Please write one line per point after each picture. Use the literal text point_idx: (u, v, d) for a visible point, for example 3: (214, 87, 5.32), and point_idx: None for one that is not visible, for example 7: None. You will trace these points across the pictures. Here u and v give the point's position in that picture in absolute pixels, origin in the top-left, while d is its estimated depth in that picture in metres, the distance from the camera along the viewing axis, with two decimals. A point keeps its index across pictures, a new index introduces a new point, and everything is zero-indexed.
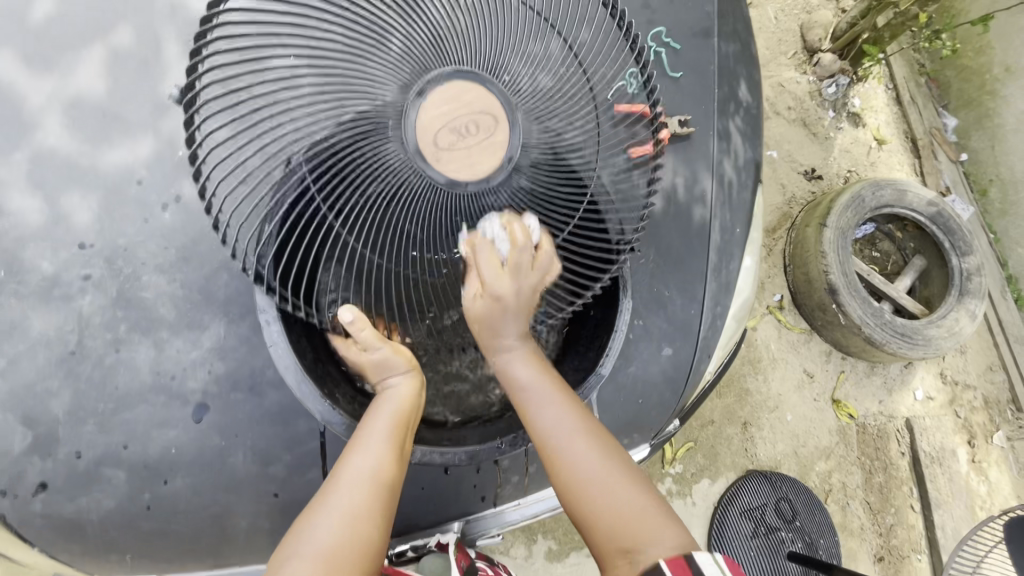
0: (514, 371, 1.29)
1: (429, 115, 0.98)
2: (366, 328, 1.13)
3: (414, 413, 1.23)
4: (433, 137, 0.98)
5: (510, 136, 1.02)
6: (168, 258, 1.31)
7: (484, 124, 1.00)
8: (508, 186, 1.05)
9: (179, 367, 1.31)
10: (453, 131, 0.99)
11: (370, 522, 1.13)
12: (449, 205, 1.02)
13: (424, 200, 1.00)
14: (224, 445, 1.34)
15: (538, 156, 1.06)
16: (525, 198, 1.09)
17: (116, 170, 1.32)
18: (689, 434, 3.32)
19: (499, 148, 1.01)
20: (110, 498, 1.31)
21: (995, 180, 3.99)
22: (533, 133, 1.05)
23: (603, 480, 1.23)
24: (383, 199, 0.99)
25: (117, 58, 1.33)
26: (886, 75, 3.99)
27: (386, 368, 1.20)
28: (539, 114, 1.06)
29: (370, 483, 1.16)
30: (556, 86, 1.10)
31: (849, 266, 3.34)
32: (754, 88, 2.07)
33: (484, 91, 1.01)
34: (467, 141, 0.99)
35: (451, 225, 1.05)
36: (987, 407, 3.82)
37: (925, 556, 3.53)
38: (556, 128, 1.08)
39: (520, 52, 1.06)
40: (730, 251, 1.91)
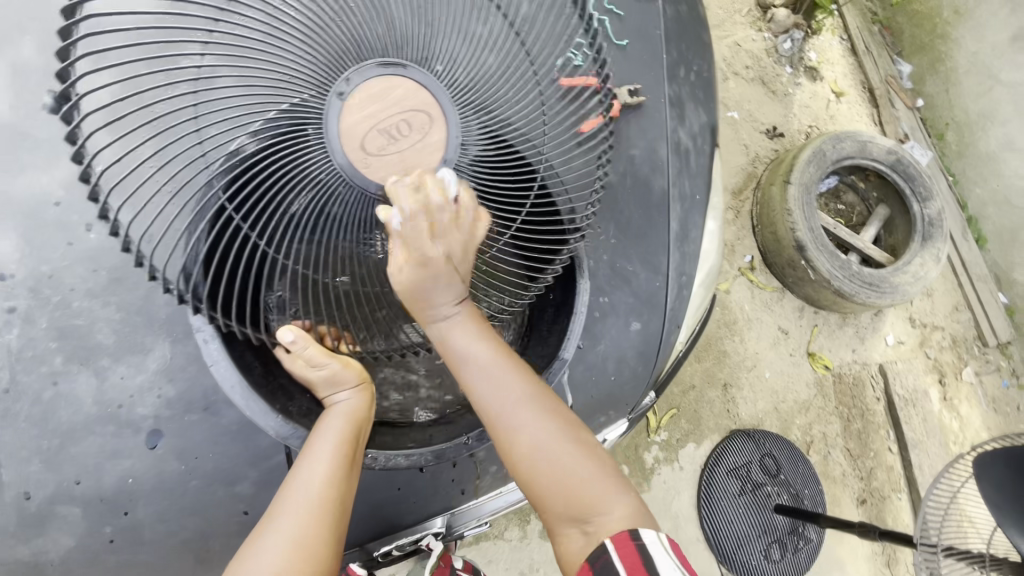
0: (452, 342, 1.17)
1: (352, 115, 0.92)
2: (311, 345, 1.09)
3: (364, 426, 1.21)
4: (361, 140, 0.92)
5: (448, 131, 0.98)
6: (98, 282, 1.24)
7: (418, 124, 0.96)
8: (445, 188, 0.99)
9: (125, 395, 1.26)
10: (381, 133, 0.94)
11: (322, 540, 1.14)
12: (382, 213, 0.96)
13: (357, 212, 0.95)
14: (184, 468, 1.29)
15: (475, 152, 1.01)
16: (464, 199, 1.02)
17: (30, 193, 1.23)
18: (672, 401, 3.36)
19: (435, 150, 0.98)
20: (69, 536, 1.26)
21: (951, 122, 4.04)
22: (469, 127, 1.00)
23: (551, 451, 1.22)
24: (308, 211, 0.93)
25: (13, 70, 1.22)
26: (840, 27, 3.99)
27: (331, 384, 1.17)
28: (474, 106, 1.01)
29: (316, 501, 1.14)
30: (493, 70, 1.03)
31: (815, 221, 3.37)
32: (704, 50, 2.03)
33: (418, 89, 0.96)
34: (399, 144, 0.95)
35: (386, 234, 0.99)
36: (955, 345, 3.94)
37: (904, 494, 3.67)
38: (496, 119, 1.03)
39: (451, 36, 0.99)
40: (692, 220, 1.89)
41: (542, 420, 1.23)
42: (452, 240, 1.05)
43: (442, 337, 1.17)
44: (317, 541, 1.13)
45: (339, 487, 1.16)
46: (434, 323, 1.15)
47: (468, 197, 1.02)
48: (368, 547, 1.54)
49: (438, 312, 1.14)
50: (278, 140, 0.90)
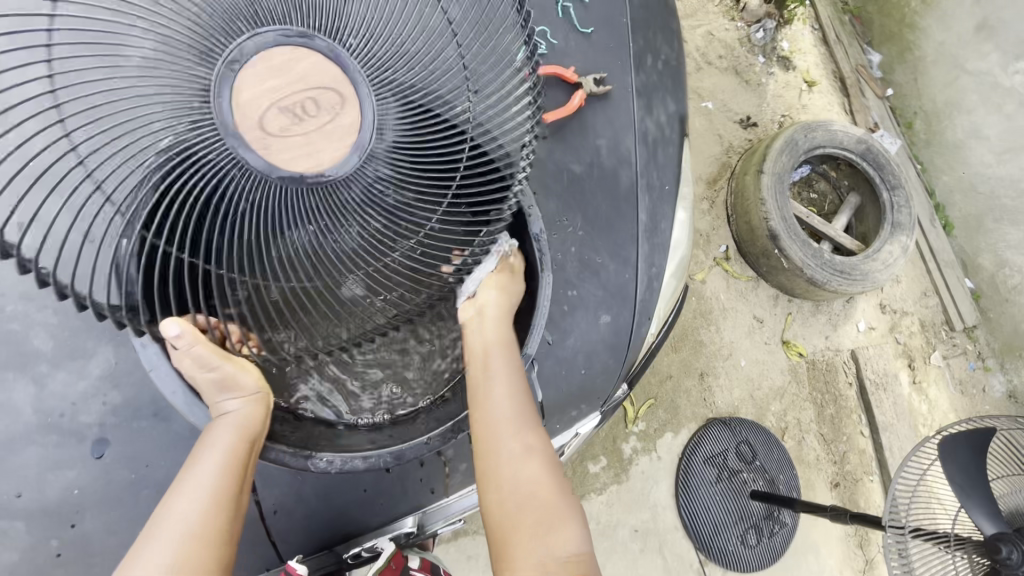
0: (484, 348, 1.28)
1: (249, 93, 0.88)
2: (200, 342, 1.03)
3: (256, 437, 1.16)
4: (259, 117, 0.87)
5: (362, 113, 0.92)
6: (33, 284, 1.20)
7: (327, 103, 0.91)
8: (356, 173, 0.92)
9: (68, 403, 1.20)
10: (282, 110, 0.89)
11: (209, 562, 1.09)
12: (290, 206, 0.89)
13: (257, 205, 0.88)
14: (134, 476, 1.23)
15: (394, 135, 0.94)
16: (383, 190, 0.95)
17: None
18: (649, 391, 3.38)
19: (349, 132, 0.91)
20: (11, 551, 1.19)
21: (919, 112, 4.08)
22: (387, 106, 0.94)
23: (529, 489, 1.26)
24: (211, 213, 0.88)
25: None
26: (812, 16, 4.01)
27: (221, 389, 1.12)
28: (396, 85, 0.95)
29: (198, 519, 1.10)
30: (414, 44, 0.97)
31: (787, 211, 3.40)
32: (673, 37, 2.00)
33: (328, 65, 0.91)
34: (304, 125, 0.90)
35: (301, 226, 0.91)
36: (923, 330, 4.02)
37: (876, 476, 3.74)
38: (423, 97, 0.97)
39: (369, 13, 0.94)
40: (661, 210, 1.87)
41: (526, 465, 1.28)
42: (375, 234, 0.97)
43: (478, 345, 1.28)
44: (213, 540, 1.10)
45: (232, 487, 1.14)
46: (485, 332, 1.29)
47: (386, 185, 0.95)
48: (335, 549, 1.50)
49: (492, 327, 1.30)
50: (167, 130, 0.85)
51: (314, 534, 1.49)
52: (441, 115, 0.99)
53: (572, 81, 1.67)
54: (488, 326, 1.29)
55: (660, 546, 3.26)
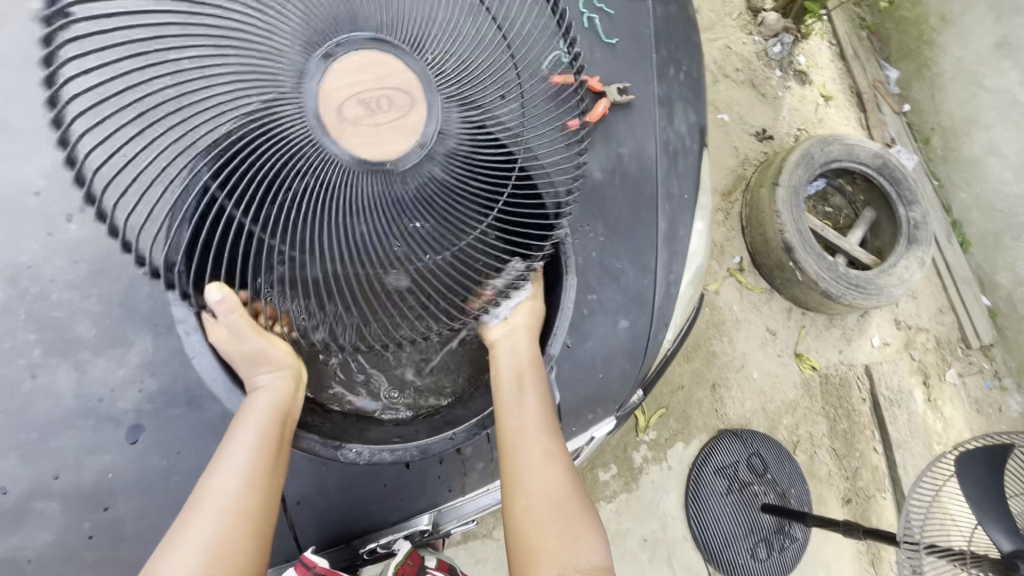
0: (507, 362, 1.38)
1: (335, 84, 0.94)
2: (237, 313, 1.09)
3: (289, 414, 1.23)
4: (338, 106, 0.94)
5: (427, 120, 0.99)
6: (79, 274, 1.25)
7: (398, 102, 0.97)
8: (416, 171, 0.99)
9: (106, 388, 1.25)
10: (359, 102, 0.95)
11: (240, 545, 1.14)
12: (357, 190, 0.95)
13: (327, 183, 0.94)
14: (165, 463, 1.27)
15: (456, 142, 1.02)
16: (439, 188, 1.02)
17: (10, 183, 1.26)
18: (661, 400, 3.38)
19: (411, 132, 0.97)
20: (47, 531, 1.23)
21: (937, 128, 4.11)
22: (451, 115, 1.02)
23: (549, 496, 1.31)
24: (282, 186, 0.94)
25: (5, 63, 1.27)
26: (829, 31, 4.04)
27: (256, 362, 1.20)
28: (461, 95, 1.03)
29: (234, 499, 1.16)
30: (478, 60, 1.07)
31: (803, 224, 3.41)
32: (695, 50, 2.04)
33: (404, 71, 0.99)
34: (375, 116, 0.96)
35: (360, 214, 0.96)
36: (939, 347, 3.99)
37: (889, 493, 3.69)
38: (482, 111, 1.06)
39: (443, 28, 1.04)
40: (681, 219, 1.89)
41: (551, 477, 1.33)
42: (426, 232, 1.03)
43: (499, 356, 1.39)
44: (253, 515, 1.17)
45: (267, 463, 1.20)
46: (507, 347, 1.39)
47: (445, 184, 1.02)
48: (352, 544, 1.53)
49: (514, 345, 1.40)
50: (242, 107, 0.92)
51: (333, 527, 1.52)
52: (497, 131, 1.08)
53: (596, 90, 1.72)
54: (520, 346, 1.40)
55: (668, 556, 3.25)
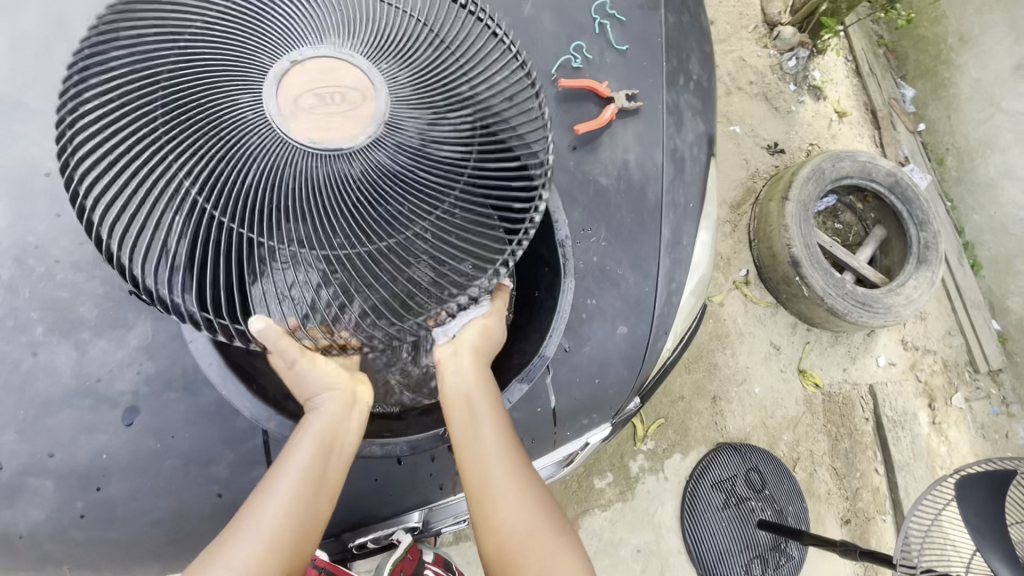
0: (456, 385, 1.29)
1: (296, 79, 0.95)
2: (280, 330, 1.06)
3: (344, 440, 1.22)
4: (296, 98, 0.94)
5: (375, 109, 0.96)
6: (84, 255, 1.27)
7: (349, 98, 0.96)
8: (364, 155, 0.95)
9: (104, 369, 1.26)
10: (313, 94, 0.94)
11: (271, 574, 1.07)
12: (315, 174, 0.95)
13: (288, 171, 0.94)
14: (159, 446, 1.28)
15: (407, 134, 0.98)
16: (395, 171, 0.98)
17: (21, 162, 1.28)
18: (660, 410, 3.36)
19: (360, 124, 0.96)
20: (40, 508, 1.25)
21: (951, 149, 4.06)
22: (401, 111, 0.98)
23: (523, 523, 1.22)
24: (245, 177, 0.94)
25: (27, 47, 1.32)
26: (846, 47, 4.02)
27: (313, 384, 1.20)
28: (408, 87, 1.00)
29: (277, 526, 1.09)
30: (419, 52, 1.03)
31: (811, 239, 3.38)
32: (706, 59, 2.04)
33: (355, 71, 0.97)
34: (329, 109, 0.94)
35: (315, 203, 0.95)
36: (946, 370, 3.94)
37: (889, 516, 3.63)
38: (433, 99, 1.01)
39: (379, 28, 1.02)
40: (685, 228, 1.89)
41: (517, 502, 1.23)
42: (385, 215, 0.99)
43: (448, 381, 1.30)
44: (306, 529, 1.12)
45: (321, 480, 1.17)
46: (456, 371, 1.29)
47: (402, 167, 0.98)
48: (343, 537, 1.54)
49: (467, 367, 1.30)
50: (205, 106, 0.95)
51: (323, 520, 1.52)
52: (454, 115, 1.02)
53: (604, 95, 1.73)
54: (466, 368, 1.29)
55: (661, 568, 3.22)
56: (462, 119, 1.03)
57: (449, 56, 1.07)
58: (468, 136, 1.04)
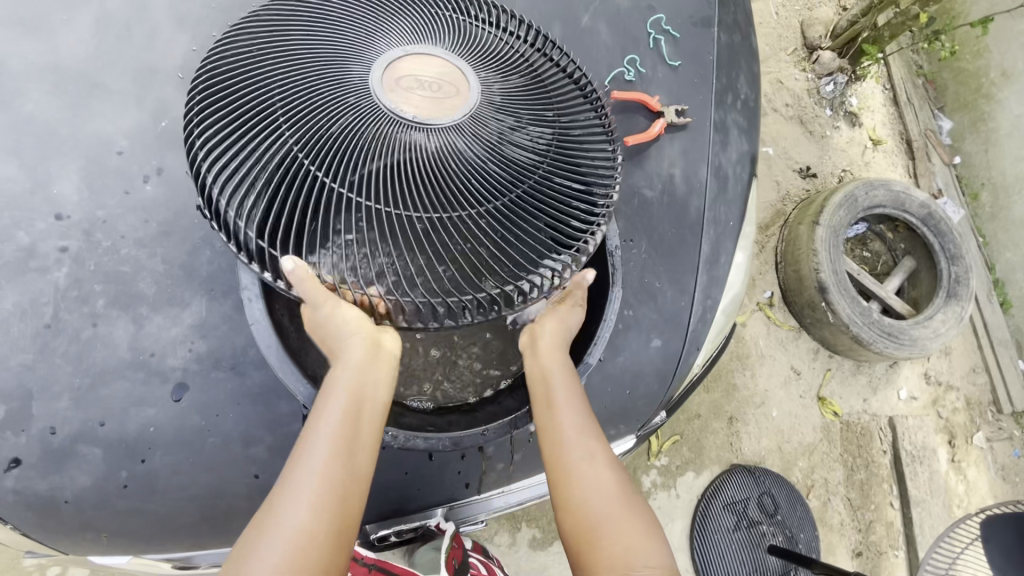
0: (537, 367, 1.31)
1: (403, 64, 1.03)
2: (312, 284, 1.04)
3: (373, 386, 1.15)
4: (399, 78, 1.02)
5: (465, 104, 1.03)
6: (148, 233, 1.32)
7: (444, 88, 1.03)
8: (442, 134, 1.01)
9: (158, 344, 1.30)
10: (417, 80, 1.02)
11: (325, 533, 1.01)
12: (404, 138, 0.99)
13: (379, 135, 0.99)
14: (204, 423, 1.31)
15: (484, 129, 1.04)
16: (470, 154, 1.03)
17: (96, 138, 1.33)
18: (676, 427, 3.34)
19: (447, 110, 1.02)
20: (86, 475, 1.28)
21: (987, 184, 4.00)
22: (486, 109, 1.05)
23: (604, 500, 1.18)
24: (341, 136, 0.99)
25: (111, 31, 1.38)
26: (884, 75, 4.00)
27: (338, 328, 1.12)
28: (494, 87, 1.08)
29: (326, 481, 1.04)
30: (506, 65, 1.13)
31: (840, 265, 3.35)
32: (755, 79, 2.04)
33: (452, 67, 1.05)
34: (421, 92, 1.02)
35: (389, 166, 0.99)
36: (968, 408, 3.87)
37: (902, 552, 3.56)
38: (512, 104, 1.08)
39: (472, 43, 1.12)
40: (723, 245, 1.89)
41: (604, 472, 1.22)
42: (450, 194, 1.02)
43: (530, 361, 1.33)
44: (349, 482, 1.06)
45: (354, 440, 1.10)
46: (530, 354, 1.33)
47: (477, 150, 1.03)
48: (368, 527, 1.57)
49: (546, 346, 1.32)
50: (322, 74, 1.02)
51: None
52: (529, 118, 1.09)
53: (654, 109, 1.75)
54: (544, 355, 1.31)
55: None
56: (539, 126, 1.09)
57: (531, 72, 1.15)
58: (542, 141, 1.10)
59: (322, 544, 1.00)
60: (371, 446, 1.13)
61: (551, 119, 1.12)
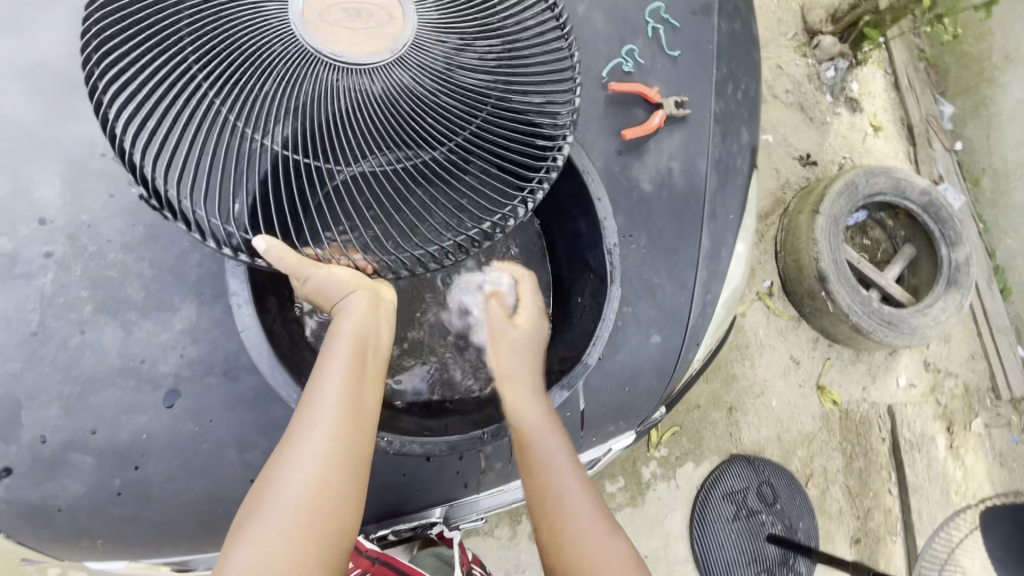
0: (514, 399, 1.29)
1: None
2: (288, 256, 1.01)
3: (377, 337, 1.14)
4: (321, 10, 0.95)
5: (403, 31, 0.99)
6: (135, 236, 1.29)
7: (373, 14, 0.98)
8: (389, 75, 0.98)
9: (148, 350, 1.27)
10: (343, 10, 0.96)
11: (340, 485, 1.01)
12: (345, 86, 0.97)
13: (318, 88, 0.95)
14: (198, 429, 1.29)
15: (429, 60, 1.01)
16: (416, 95, 1.01)
17: (78, 140, 1.29)
18: (675, 418, 3.33)
19: (383, 42, 0.98)
20: (79, 484, 1.26)
21: (988, 169, 3.96)
22: (427, 38, 1.01)
23: (585, 515, 1.15)
24: (278, 90, 0.95)
25: None
26: (886, 60, 3.93)
27: (334, 288, 1.09)
28: (431, 14, 1.03)
29: (333, 431, 1.03)
30: None
31: (840, 254, 3.33)
32: (755, 68, 1.99)
33: None
34: (352, 23, 0.97)
35: (348, 120, 0.98)
36: (967, 395, 3.87)
37: (900, 538, 3.59)
38: (453, 33, 1.03)
39: None
40: (724, 239, 1.86)
41: (580, 487, 1.18)
42: (414, 138, 1.04)
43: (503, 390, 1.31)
44: (358, 431, 1.05)
45: (355, 415, 1.06)
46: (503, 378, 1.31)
47: (423, 90, 1.01)
48: (366, 527, 1.55)
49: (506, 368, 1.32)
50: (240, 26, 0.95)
51: None
52: (471, 47, 1.05)
53: (653, 101, 1.71)
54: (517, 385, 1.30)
55: None
56: (483, 54, 1.06)
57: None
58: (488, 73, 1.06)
59: (336, 494, 0.99)
60: (376, 393, 1.12)
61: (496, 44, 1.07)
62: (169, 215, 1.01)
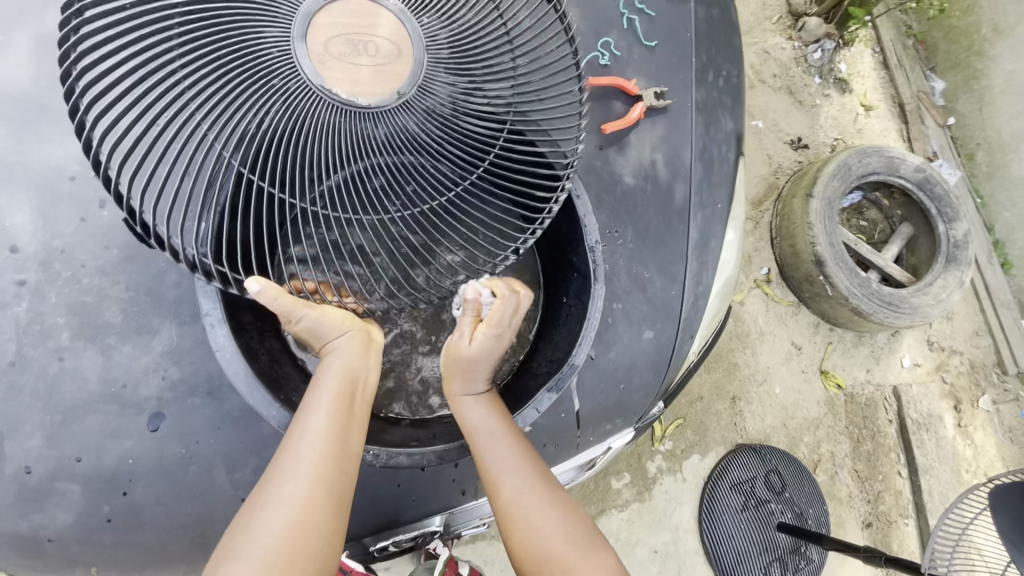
0: (468, 416, 1.32)
1: (326, 21, 0.92)
2: (282, 297, 1.06)
3: (364, 375, 1.20)
4: (325, 40, 0.92)
5: (407, 71, 0.94)
6: (110, 260, 1.27)
7: (382, 50, 0.94)
8: (392, 118, 0.95)
9: (130, 374, 1.25)
10: (348, 41, 0.93)
11: (322, 518, 1.08)
12: (351, 128, 0.93)
13: (321, 130, 0.92)
14: (185, 451, 1.27)
15: (438, 100, 0.97)
16: (425, 136, 0.98)
17: (46, 166, 1.28)
18: (679, 411, 3.31)
19: (388, 82, 0.94)
20: (67, 512, 1.25)
21: (982, 143, 3.91)
22: (438, 77, 0.97)
23: (549, 526, 1.25)
24: (281, 135, 0.92)
25: (49, 51, 1.31)
26: (873, 38, 3.89)
27: (323, 330, 1.15)
28: (445, 46, 0.98)
29: (316, 468, 1.10)
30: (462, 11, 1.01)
31: (836, 236, 3.29)
32: (737, 53, 1.97)
33: (400, 26, 0.95)
34: (357, 59, 0.93)
35: (347, 162, 0.94)
36: (972, 372, 3.83)
37: (912, 520, 3.55)
38: (463, 68, 0.99)
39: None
40: (712, 228, 1.83)
41: (543, 502, 1.28)
42: (414, 180, 1.01)
43: (461, 410, 1.33)
44: (343, 466, 1.12)
45: (340, 454, 1.12)
46: (458, 397, 1.34)
47: (430, 131, 0.98)
48: (365, 540, 1.53)
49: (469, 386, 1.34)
50: (235, 54, 0.90)
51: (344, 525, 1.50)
52: (484, 84, 1.01)
53: (632, 93, 1.68)
54: (479, 411, 1.32)
55: (678, 569, 3.20)
56: (495, 93, 1.03)
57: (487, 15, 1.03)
58: (498, 115, 1.04)
59: (319, 528, 1.07)
60: (360, 429, 1.18)
61: (508, 80, 1.04)
62: (157, 247, 0.99)
